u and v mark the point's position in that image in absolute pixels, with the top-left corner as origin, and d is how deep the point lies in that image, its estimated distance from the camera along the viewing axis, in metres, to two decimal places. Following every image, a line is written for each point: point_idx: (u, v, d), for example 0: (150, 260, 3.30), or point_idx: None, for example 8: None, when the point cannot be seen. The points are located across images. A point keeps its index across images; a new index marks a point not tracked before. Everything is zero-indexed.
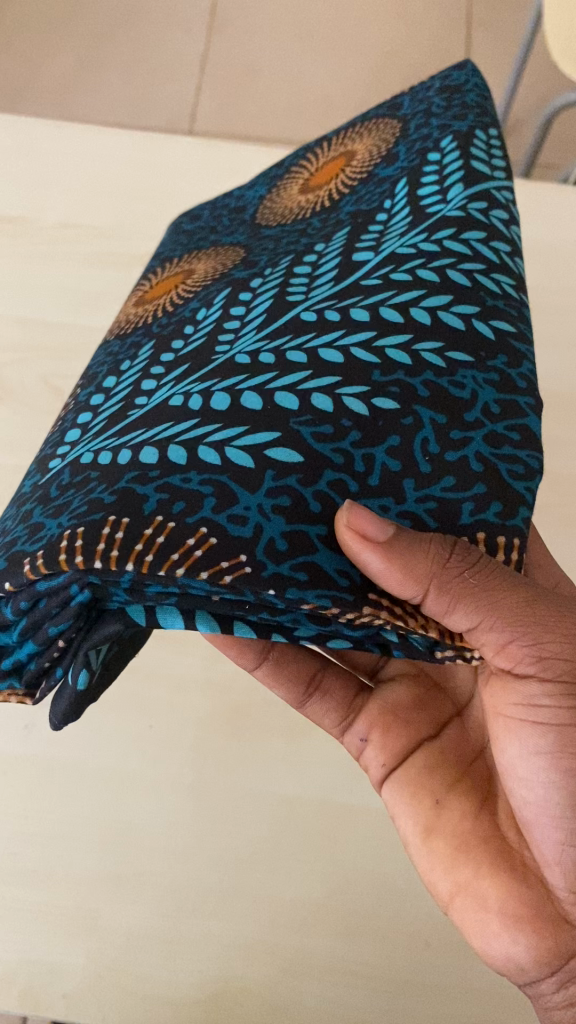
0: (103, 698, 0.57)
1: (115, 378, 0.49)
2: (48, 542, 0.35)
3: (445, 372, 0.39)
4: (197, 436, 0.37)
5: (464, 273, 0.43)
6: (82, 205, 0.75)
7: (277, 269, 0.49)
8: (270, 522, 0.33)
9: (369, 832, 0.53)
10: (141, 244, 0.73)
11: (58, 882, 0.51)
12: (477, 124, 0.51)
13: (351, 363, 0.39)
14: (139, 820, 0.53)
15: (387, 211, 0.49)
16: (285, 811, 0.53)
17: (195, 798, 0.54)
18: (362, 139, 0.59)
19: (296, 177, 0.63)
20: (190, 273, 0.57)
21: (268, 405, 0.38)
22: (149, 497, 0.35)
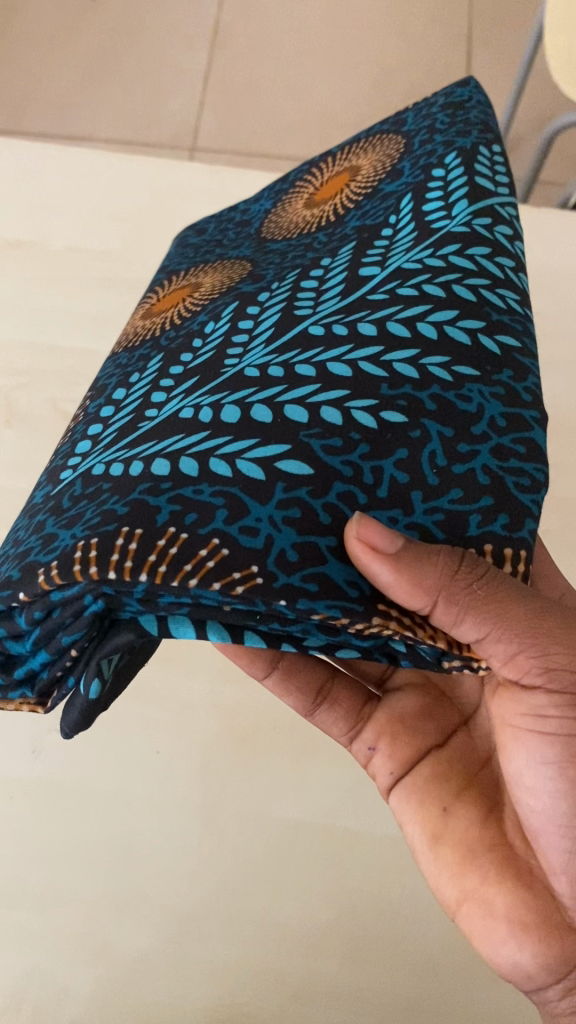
0: (112, 720, 0.57)
1: (125, 391, 0.50)
2: (61, 550, 0.36)
3: (452, 386, 0.40)
4: (208, 447, 0.38)
5: (470, 287, 0.44)
6: (94, 226, 0.76)
7: (284, 283, 0.50)
8: (282, 532, 0.34)
9: (376, 857, 0.53)
10: (147, 266, 0.74)
11: (66, 906, 0.52)
12: (480, 140, 0.52)
13: (359, 375, 0.40)
14: (146, 842, 0.53)
15: (392, 227, 0.49)
16: (294, 833, 0.54)
17: (207, 812, 0.54)
18: (367, 155, 0.60)
19: (301, 191, 0.64)
20: (197, 288, 0.58)
21: (277, 417, 0.39)
22: (162, 507, 0.35)
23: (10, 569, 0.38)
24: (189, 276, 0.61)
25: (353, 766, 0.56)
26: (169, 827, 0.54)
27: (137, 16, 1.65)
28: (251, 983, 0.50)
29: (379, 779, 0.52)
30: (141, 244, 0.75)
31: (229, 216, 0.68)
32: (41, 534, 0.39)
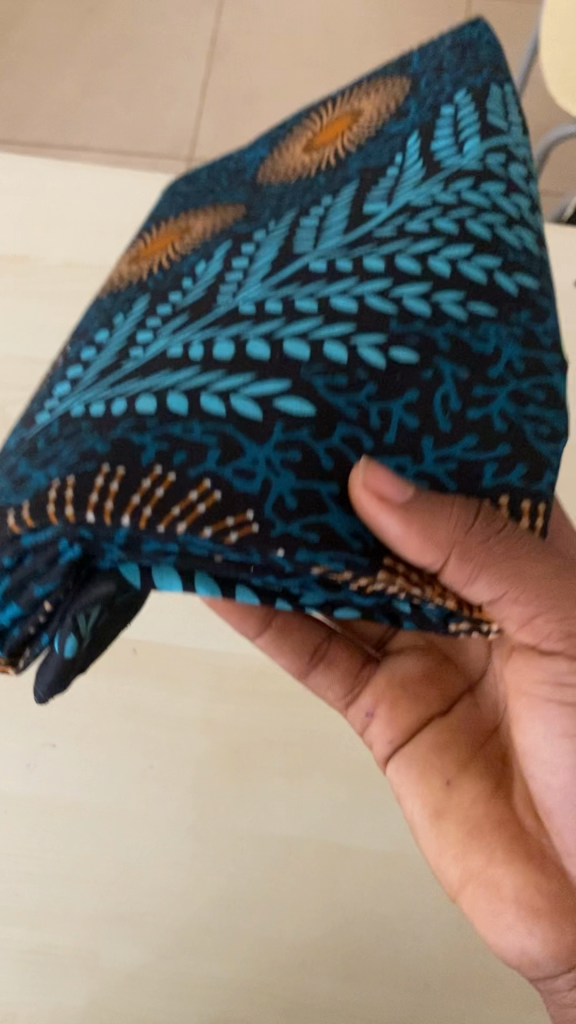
0: (99, 735, 0.54)
1: (106, 332, 0.46)
2: (36, 489, 0.33)
3: (467, 323, 0.37)
4: (197, 382, 0.34)
5: (490, 220, 0.39)
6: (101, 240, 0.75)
7: (283, 222, 0.46)
8: (279, 484, 0.31)
9: (377, 874, 0.51)
10: None
11: (57, 920, 0.50)
12: (492, 80, 0.48)
13: (364, 310, 0.36)
14: (139, 854, 0.51)
15: (399, 166, 0.45)
16: (288, 850, 0.51)
17: (201, 822, 0.52)
18: (369, 95, 0.55)
19: (298, 138, 0.60)
20: (192, 235, 0.54)
21: (271, 353, 0.35)
22: (149, 442, 0.32)
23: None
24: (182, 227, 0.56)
25: (354, 774, 0.53)
26: (168, 838, 0.51)
27: (133, 23, 1.64)
28: (250, 994, 0.48)
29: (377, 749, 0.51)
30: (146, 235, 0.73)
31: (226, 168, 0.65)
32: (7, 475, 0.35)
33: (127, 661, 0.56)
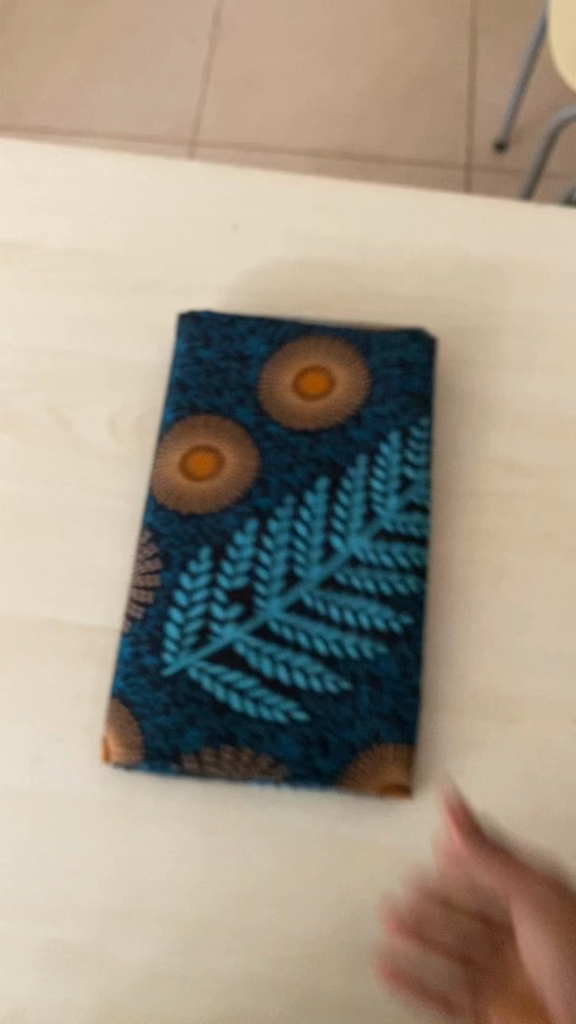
0: (112, 725, 0.55)
1: (162, 618, 0.54)
2: (142, 734, 0.52)
3: (408, 571, 0.55)
4: (246, 684, 0.52)
5: (395, 434, 0.59)
6: (90, 222, 0.70)
7: (283, 454, 0.58)
8: (323, 722, 0.51)
9: (379, 871, 0.52)
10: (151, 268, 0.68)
11: (67, 916, 0.51)
12: (420, 435, 0.59)
13: (333, 576, 0.55)
14: (146, 848, 0.52)
15: (345, 493, 0.57)
16: (295, 844, 0.52)
17: (206, 821, 0.53)
18: (343, 385, 0.61)
19: (291, 361, 0.62)
20: (212, 555, 0.55)
21: (292, 678, 0.52)
22: (241, 734, 0.51)
23: (109, 737, 0.52)
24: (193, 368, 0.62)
25: None
26: (176, 835, 0.52)
27: None
28: (256, 982, 0.49)
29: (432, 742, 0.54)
30: (136, 229, 0.70)
31: (233, 229, 0.70)
32: (117, 711, 0.53)
33: None
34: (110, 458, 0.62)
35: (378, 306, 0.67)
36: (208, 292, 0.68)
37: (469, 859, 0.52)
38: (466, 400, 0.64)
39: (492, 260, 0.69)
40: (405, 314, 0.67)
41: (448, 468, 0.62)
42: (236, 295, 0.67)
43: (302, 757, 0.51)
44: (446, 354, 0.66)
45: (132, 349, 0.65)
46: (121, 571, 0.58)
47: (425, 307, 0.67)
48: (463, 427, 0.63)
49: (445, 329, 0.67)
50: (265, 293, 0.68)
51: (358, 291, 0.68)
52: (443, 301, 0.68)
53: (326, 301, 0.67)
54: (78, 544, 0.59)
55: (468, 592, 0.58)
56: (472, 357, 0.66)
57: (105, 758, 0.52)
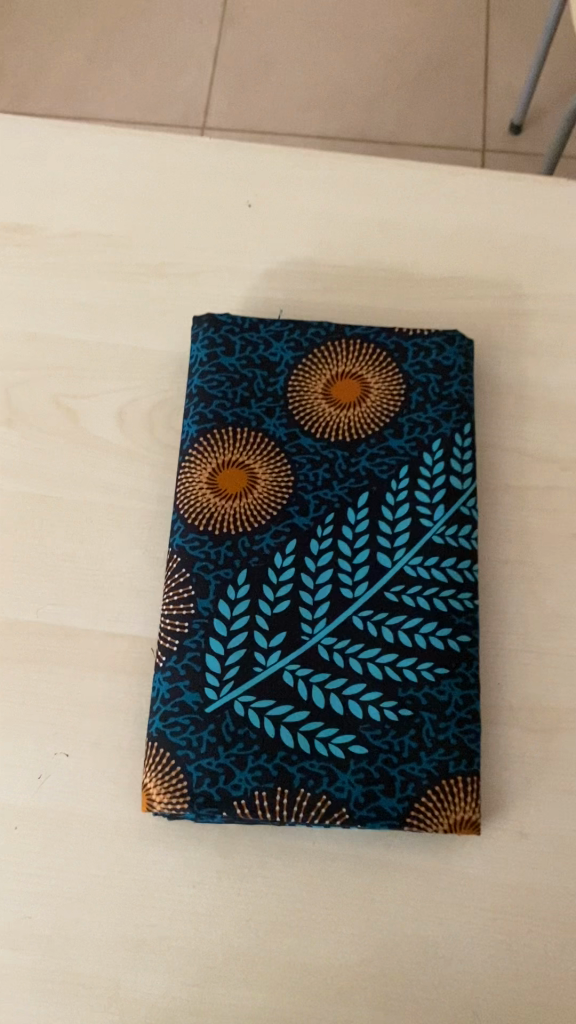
0: (121, 740, 0.51)
1: (199, 645, 0.50)
2: (189, 780, 0.47)
3: (463, 587, 0.52)
4: (298, 717, 0.48)
5: (439, 439, 0.55)
6: (96, 202, 0.66)
7: (324, 470, 0.54)
8: (385, 755, 0.48)
9: (410, 895, 0.48)
10: (160, 251, 0.64)
11: (75, 944, 0.47)
12: (466, 437, 0.55)
13: (381, 599, 0.51)
14: (158, 873, 0.48)
15: (388, 504, 0.53)
16: (319, 867, 0.49)
17: (222, 842, 0.49)
18: (377, 389, 0.56)
19: (318, 369, 0.57)
20: (256, 576, 0.51)
21: (347, 709, 0.49)
22: (295, 773, 0.47)
23: (150, 783, 0.48)
24: (217, 376, 0.56)
25: None
26: (192, 857, 0.49)
27: None
28: (278, 1018, 0.46)
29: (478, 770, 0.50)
30: (145, 210, 0.66)
31: (248, 208, 0.66)
32: (161, 754, 0.48)
33: (145, 667, 0.53)
34: (116, 451, 0.58)
35: (403, 287, 0.63)
36: (221, 273, 0.63)
37: (507, 880, 0.48)
38: (499, 387, 0.60)
39: (524, 239, 0.65)
40: (432, 296, 0.63)
41: (479, 460, 0.58)
42: (251, 276, 0.63)
43: (365, 795, 0.47)
44: (477, 339, 0.62)
45: (140, 335, 0.61)
46: (129, 575, 0.55)
47: (454, 288, 0.63)
48: (495, 417, 0.59)
49: (475, 311, 0.62)
50: (282, 274, 0.64)
51: (381, 272, 0.64)
52: (472, 282, 0.64)
53: (347, 282, 0.63)
54: (83, 545, 0.55)
55: (501, 594, 0.55)
56: (504, 341, 0.61)
57: (148, 807, 0.48)
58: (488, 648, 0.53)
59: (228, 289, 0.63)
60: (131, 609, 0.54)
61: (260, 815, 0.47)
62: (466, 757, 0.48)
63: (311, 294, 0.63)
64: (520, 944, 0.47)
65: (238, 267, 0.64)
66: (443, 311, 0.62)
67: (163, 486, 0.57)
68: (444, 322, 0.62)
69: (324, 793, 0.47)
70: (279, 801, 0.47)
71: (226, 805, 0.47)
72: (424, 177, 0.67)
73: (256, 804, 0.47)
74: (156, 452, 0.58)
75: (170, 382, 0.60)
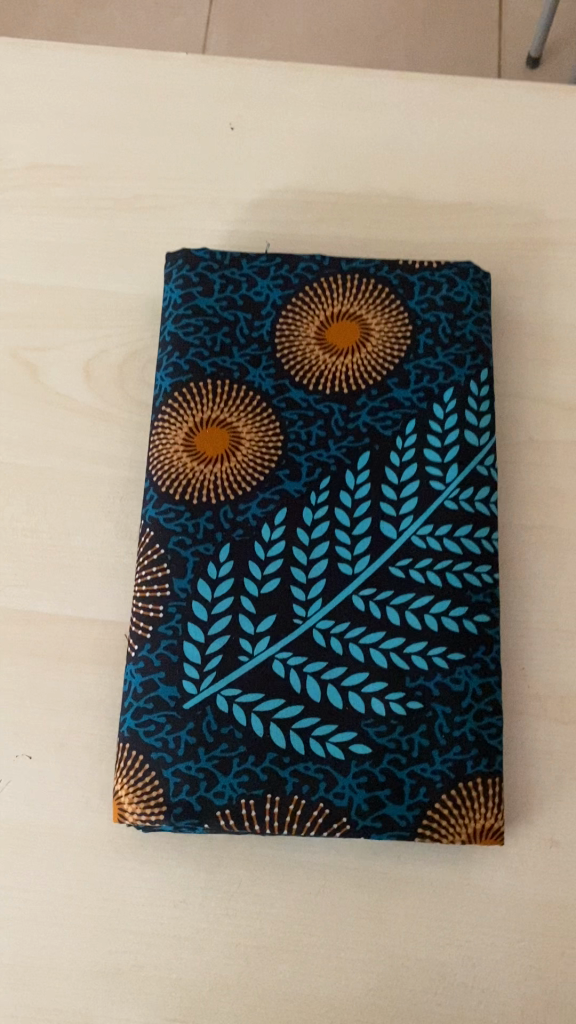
0: (92, 740, 0.45)
1: (177, 631, 0.43)
2: (165, 787, 0.41)
3: (480, 559, 0.44)
4: (291, 713, 0.42)
5: (451, 389, 0.47)
6: (58, 129, 0.58)
7: (319, 427, 0.47)
8: (392, 755, 0.41)
9: (424, 912, 0.42)
10: (131, 185, 0.57)
11: (41, 976, 0.41)
12: (483, 385, 0.48)
13: (386, 574, 0.44)
14: (135, 891, 0.43)
15: (393, 465, 0.46)
16: (319, 884, 0.43)
17: (208, 855, 0.43)
18: (378, 325, 0.49)
19: (311, 307, 0.50)
20: (242, 550, 0.45)
21: (347, 703, 0.42)
22: (288, 777, 0.41)
23: (121, 791, 0.41)
24: (193, 320, 0.49)
25: None
26: (173, 873, 0.43)
27: None
28: None
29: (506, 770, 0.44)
30: (113, 136, 0.58)
31: (230, 132, 0.58)
32: (133, 758, 0.42)
33: (118, 656, 0.46)
34: (82, 411, 0.51)
35: (409, 215, 0.55)
36: (201, 206, 0.56)
37: (536, 894, 0.42)
38: (520, 327, 0.52)
39: (547, 159, 0.57)
40: (442, 226, 0.55)
41: (498, 412, 0.51)
42: (235, 208, 0.56)
43: (369, 801, 0.41)
44: (494, 273, 0.54)
45: (109, 278, 0.54)
46: (98, 552, 0.48)
47: (468, 216, 0.55)
48: (518, 362, 0.52)
49: (493, 241, 0.55)
50: (270, 205, 0.56)
51: (383, 200, 0.56)
52: (488, 209, 0.55)
53: (345, 212, 0.55)
54: (46, 518, 0.49)
55: (524, 565, 0.47)
56: (527, 276, 0.54)
57: (120, 818, 0.42)
58: (511, 627, 0.46)
59: (209, 224, 0.55)
60: (103, 589, 0.47)
61: (248, 825, 0.41)
62: (486, 756, 0.42)
63: (304, 226, 0.55)
64: (550, 972, 0.41)
65: (220, 198, 0.56)
66: (456, 242, 0.55)
67: (136, 450, 0.50)
68: (456, 254, 0.54)
69: (321, 800, 0.41)
70: (270, 809, 0.41)
71: (208, 816, 0.41)
72: (432, 90, 0.59)
73: (242, 815, 0.41)
74: (128, 411, 0.51)
75: (143, 331, 0.53)
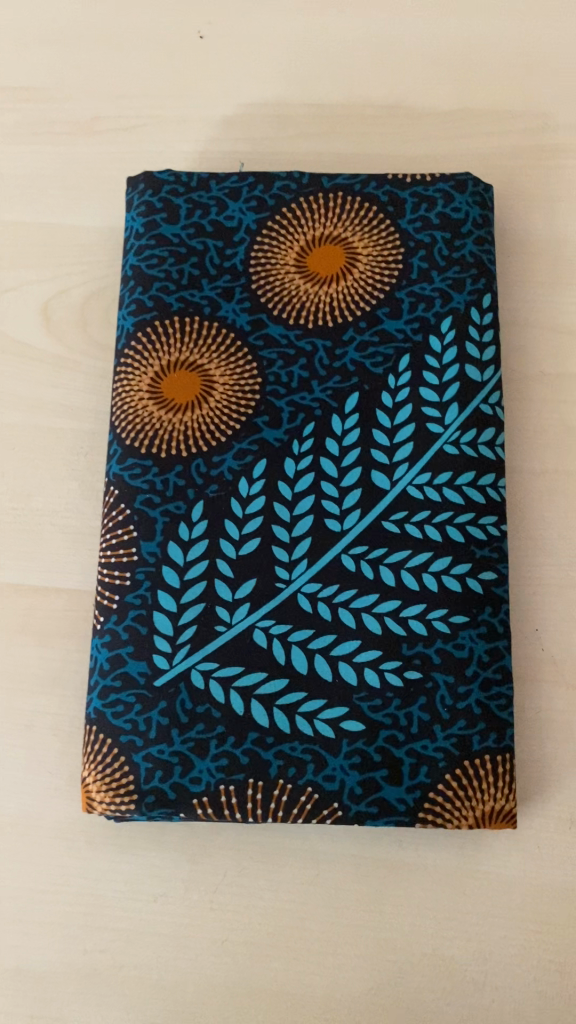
0: (61, 722, 0.41)
1: (147, 602, 0.39)
2: (136, 774, 0.37)
3: (485, 510, 0.39)
4: (275, 688, 0.37)
5: (449, 317, 0.42)
6: (7, 46, 0.52)
7: (301, 366, 0.42)
8: (388, 732, 0.37)
9: (429, 903, 0.38)
10: (89, 105, 0.51)
11: (10, 979, 0.38)
12: (486, 312, 0.42)
13: (378, 530, 0.39)
14: (110, 886, 0.39)
15: (385, 407, 0.41)
16: (313, 875, 0.39)
17: (188, 845, 0.39)
18: (366, 248, 0.43)
19: (290, 231, 0.44)
20: (218, 509, 0.40)
21: (337, 675, 0.38)
22: (272, 759, 0.37)
23: (89, 779, 0.37)
24: (157, 250, 0.43)
25: None
26: (151, 865, 0.39)
27: None
28: None
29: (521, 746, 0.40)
30: (69, 51, 0.52)
31: (199, 41, 0.52)
32: (100, 742, 0.38)
33: (85, 629, 0.42)
34: (41, 359, 0.46)
35: (400, 125, 0.49)
36: (167, 125, 0.50)
37: (554, 881, 0.38)
38: (529, 247, 0.46)
39: (557, 56, 0.50)
40: (439, 135, 0.49)
41: (504, 343, 0.45)
42: (206, 126, 0.50)
43: (363, 784, 0.36)
44: (498, 186, 0.48)
45: (68, 210, 0.49)
46: (61, 515, 0.43)
47: (467, 123, 0.49)
48: (527, 287, 0.46)
49: (496, 151, 0.48)
50: (245, 119, 0.50)
51: (371, 109, 0.50)
52: (490, 115, 0.49)
53: (328, 125, 0.49)
54: (3, 479, 0.44)
55: (536, 514, 0.42)
56: (535, 189, 0.47)
57: (88, 808, 0.38)
58: (522, 584, 0.41)
59: (176, 144, 0.50)
60: (68, 555, 0.43)
61: (228, 813, 0.37)
62: (495, 731, 0.37)
63: (283, 143, 0.49)
64: (570, 965, 0.37)
65: (189, 115, 0.50)
66: (454, 153, 0.48)
67: (101, 400, 0.45)
68: (454, 166, 0.48)
69: (309, 785, 0.36)
70: (253, 796, 0.36)
71: (184, 805, 0.36)
72: None
73: (222, 803, 0.36)
74: (92, 357, 0.46)
75: (106, 267, 0.48)
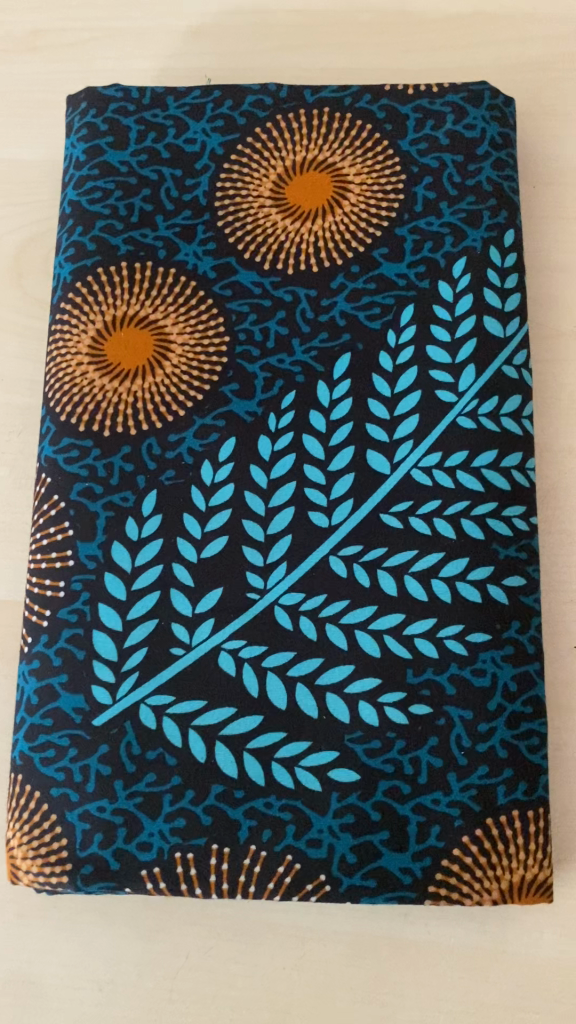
0: None
1: (85, 619, 0.31)
2: (70, 839, 0.29)
3: (509, 500, 0.31)
4: (245, 728, 0.30)
5: (463, 258, 0.34)
6: None
7: (278, 321, 0.33)
8: (389, 783, 0.29)
9: (443, 995, 0.30)
10: (29, 17, 0.43)
11: None
12: (509, 252, 0.34)
13: (376, 526, 0.31)
14: (45, 970, 0.31)
15: (384, 371, 0.33)
16: (297, 958, 0.31)
17: (142, 918, 0.32)
18: (359, 175, 0.35)
19: (265, 156, 0.36)
20: (175, 502, 0.32)
21: (325, 711, 0.30)
22: (241, 819, 0.29)
23: (13, 843, 0.30)
24: (101, 182, 0.35)
25: None
26: (96, 943, 0.31)
27: None
28: None
29: (559, 795, 0.32)
30: None
31: None
32: (26, 796, 0.30)
33: (15, 648, 0.34)
34: None
35: (401, 32, 0.41)
36: (122, 38, 0.42)
37: None
38: (559, 176, 0.38)
39: None
40: (448, 44, 0.40)
41: (529, 291, 0.37)
42: (167, 37, 0.41)
43: (358, 852, 0.29)
44: (520, 103, 0.39)
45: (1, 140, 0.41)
46: None
47: (482, 29, 0.40)
48: (558, 223, 0.37)
49: (517, 62, 0.40)
50: (214, 29, 0.41)
51: (366, 14, 0.41)
52: (510, 18, 0.41)
53: (315, 33, 0.41)
54: None
55: (571, 504, 0.34)
56: (565, 106, 0.39)
57: (13, 878, 0.30)
58: (555, 590, 0.33)
59: (132, 61, 0.41)
60: None
61: (186, 887, 0.29)
62: (525, 781, 0.29)
63: (259, 56, 0.41)
64: None
65: (148, 26, 0.42)
66: (466, 64, 0.40)
67: (38, 369, 0.37)
68: (467, 79, 0.40)
69: (289, 852, 0.29)
70: (216, 866, 0.29)
71: (129, 878, 0.29)
72: None
73: (178, 875, 0.29)
74: (28, 316, 0.38)
75: (46, 208, 0.39)
